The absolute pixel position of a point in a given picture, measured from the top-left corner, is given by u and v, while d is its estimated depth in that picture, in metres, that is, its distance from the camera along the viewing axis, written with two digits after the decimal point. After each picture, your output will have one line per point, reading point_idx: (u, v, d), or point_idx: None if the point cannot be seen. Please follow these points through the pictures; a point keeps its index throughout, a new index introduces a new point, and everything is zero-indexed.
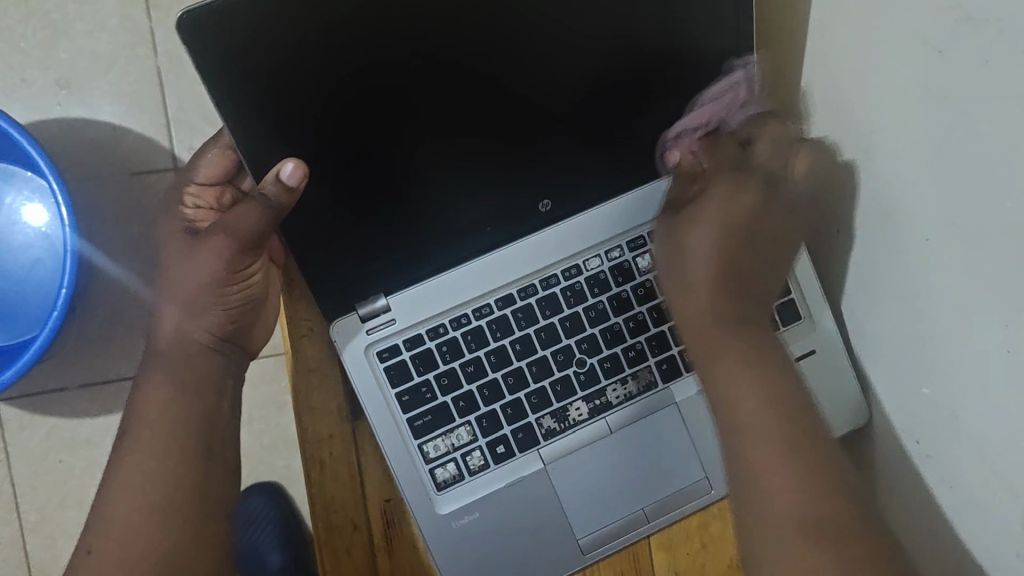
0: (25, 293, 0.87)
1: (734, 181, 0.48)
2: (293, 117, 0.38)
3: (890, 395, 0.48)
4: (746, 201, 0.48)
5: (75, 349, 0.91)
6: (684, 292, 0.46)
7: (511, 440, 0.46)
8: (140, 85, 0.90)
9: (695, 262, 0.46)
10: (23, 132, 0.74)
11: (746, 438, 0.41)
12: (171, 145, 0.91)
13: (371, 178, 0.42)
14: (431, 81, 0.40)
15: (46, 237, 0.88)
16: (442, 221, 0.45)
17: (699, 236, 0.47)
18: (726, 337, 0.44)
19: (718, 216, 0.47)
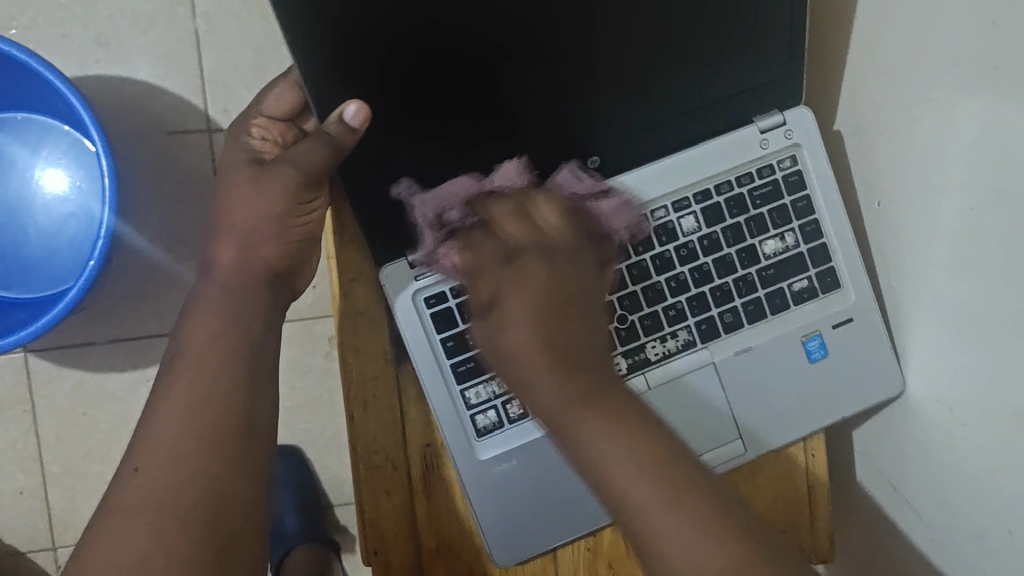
0: (59, 244, 0.89)
1: (514, 270, 0.42)
2: (352, 65, 0.39)
3: (921, 365, 0.49)
4: (536, 279, 0.42)
5: (105, 304, 0.92)
6: (529, 383, 0.40)
7: None
8: (179, 47, 0.91)
9: (525, 350, 0.40)
10: (66, 81, 0.72)
11: (639, 514, 0.36)
12: (206, 107, 0.92)
13: (423, 130, 0.42)
14: (486, 38, 0.40)
15: (80, 190, 0.89)
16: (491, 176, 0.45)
17: (515, 327, 0.41)
18: (582, 408, 0.39)
19: (518, 303, 0.41)
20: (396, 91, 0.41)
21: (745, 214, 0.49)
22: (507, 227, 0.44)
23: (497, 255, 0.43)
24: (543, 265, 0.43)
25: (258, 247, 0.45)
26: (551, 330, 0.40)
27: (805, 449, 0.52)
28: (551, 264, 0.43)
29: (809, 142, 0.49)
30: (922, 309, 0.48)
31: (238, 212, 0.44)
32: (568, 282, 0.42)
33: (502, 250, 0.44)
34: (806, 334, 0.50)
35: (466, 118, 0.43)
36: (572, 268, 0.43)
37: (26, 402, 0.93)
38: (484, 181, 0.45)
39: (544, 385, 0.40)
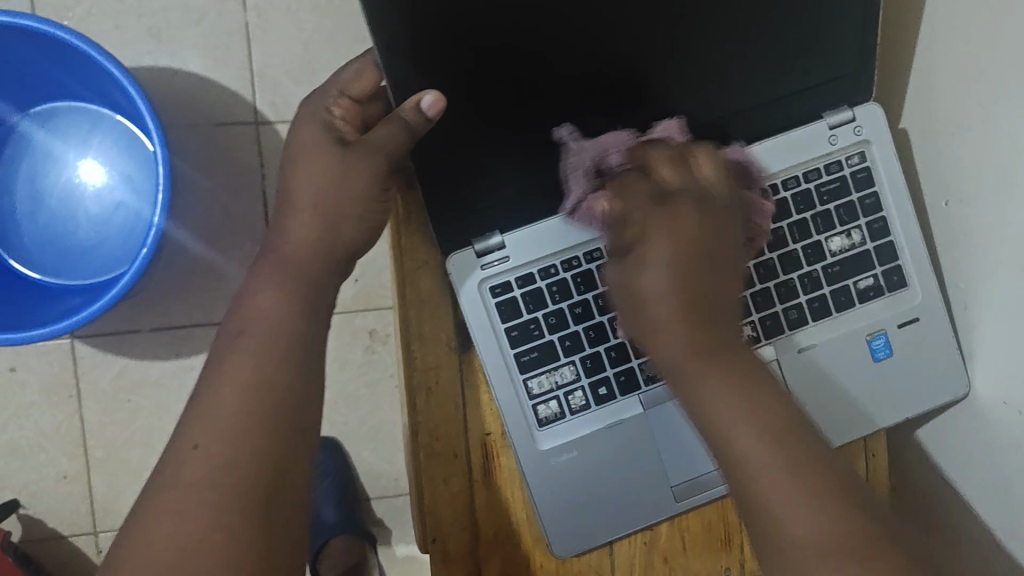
0: (108, 231, 0.90)
1: (665, 211, 0.45)
2: (424, 52, 0.39)
3: (993, 367, 0.48)
4: (688, 227, 0.44)
5: (152, 294, 0.93)
6: (660, 334, 0.43)
7: (613, 383, 0.47)
8: (230, 40, 0.92)
9: (662, 303, 0.43)
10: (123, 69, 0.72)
11: (745, 468, 0.38)
12: (254, 100, 0.92)
13: (493, 121, 0.42)
14: (557, 27, 0.40)
15: (127, 178, 0.91)
16: (557, 169, 0.45)
17: (652, 273, 0.43)
18: (704, 364, 0.41)
19: (664, 252, 0.44)
20: (471, 77, 0.40)
21: (812, 210, 0.49)
22: (665, 171, 0.45)
23: (651, 197, 0.45)
24: (694, 215, 0.44)
25: (340, 228, 0.44)
26: (688, 287, 0.43)
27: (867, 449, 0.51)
28: (703, 216, 0.44)
29: (878, 138, 0.48)
30: (991, 309, 0.48)
31: (322, 190, 0.44)
32: (715, 241, 0.44)
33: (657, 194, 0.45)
34: (871, 333, 0.49)
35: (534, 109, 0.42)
36: (720, 225, 0.45)
37: (72, 387, 0.94)
38: (643, 138, 0.45)
39: (674, 335, 0.42)
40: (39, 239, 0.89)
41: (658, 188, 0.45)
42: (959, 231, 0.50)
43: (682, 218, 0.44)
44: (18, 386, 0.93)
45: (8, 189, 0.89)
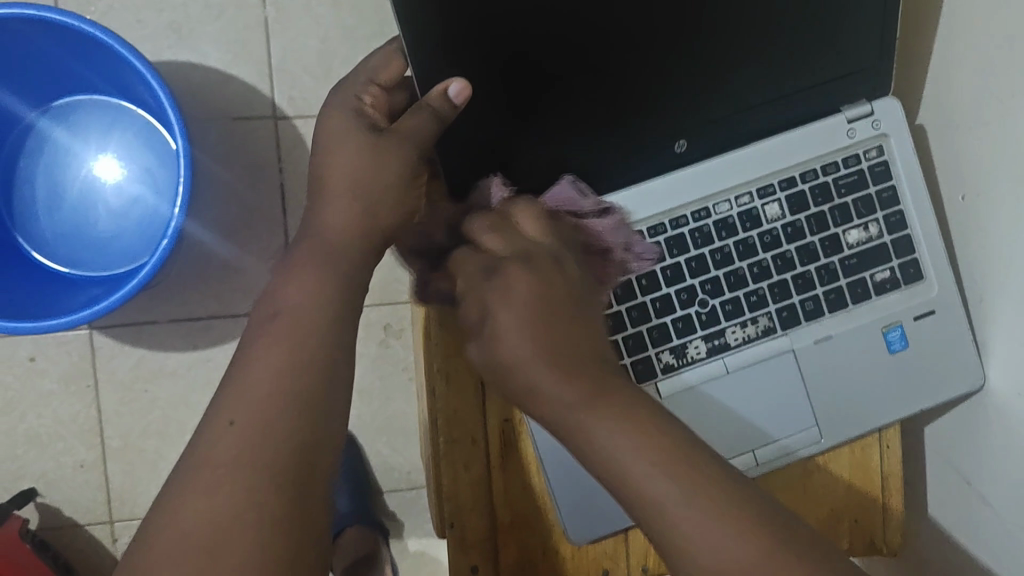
0: (127, 223, 0.91)
1: (498, 279, 0.42)
2: (451, 48, 0.39)
3: (1012, 362, 0.48)
4: (521, 290, 0.41)
5: (169, 285, 0.93)
6: (537, 394, 0.38)
7: (630, 371, 0.48)
8: (248, 34, 0.91)
9: (532, 363, 0.38)
10: (144, 61, 0.73)
11: (656, 513, 0.33)
12: (272, 94, 0.92)
13: (517, 110, 0.43)
14: (581, 20, 0.40)
15: (145, 170, 0.92)
16: (575, 157, 0.46)
17: (512, 336, 0.39)
18: (591, 410, 0.36)
19: (509, 312, 0.40)
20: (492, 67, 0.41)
21: (830, 202, 0.49)
22: (489, 241, 0.44)
23: (481, 267, 0.43)
24: (528, 272, 0.42)
25: (377, 208, 0.44)
26: (550, 342, 0.39)
27: (881, 440, 0.50)
28: (536, 269, 0.42)
29: (896, 131, 0.49)
30: (1009, 303, 0.48)
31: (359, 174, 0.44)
32: (557, 293, 0.42)
33: (487, 262, 0.43)
34: (887, 325, 0.49)
35: (558, 98, 0.43)
36: (557, 275, 0.43)
37: (89, 377, 0.94)
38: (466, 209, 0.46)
39: (555, 392, 0.37)
40: (58, 232, 0.90)
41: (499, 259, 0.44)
42: (977, 226, 0.50)
43: (518, 277, 0.41)
44: (36, 375, 0.93)
45: (28, 183, 0.90)
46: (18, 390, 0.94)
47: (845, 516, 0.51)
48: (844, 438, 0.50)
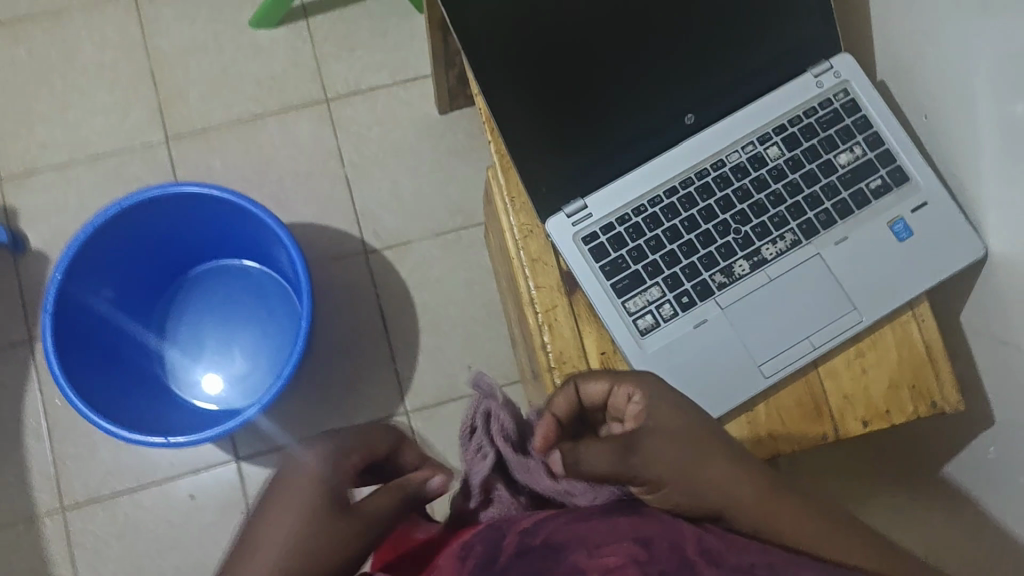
0: (258, 356, 1.10)
1: (642, 445, 0.48)
2: (501, 71, 0.56)
3: (1003, 222, 0.58)
4: (677, 430, 0.50)
5: (300, 407, 1.09)
6: (733, 500, 0.48)
7: (692, 293, 0.60)
8: (335, 191, 1.15)
9: (721, 475, 0.48)
10: (265, 211, 0.94)
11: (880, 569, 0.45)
12: (361, 234, 1.14)
13: (553, 114, 0.59)
14: (592, 44, 0.58)
15: (267, 311, 1.12)
16: (603, 148, 0.61)
17: (672, 465, 0.48)
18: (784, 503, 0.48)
19: (661, 453, 0.48)
20: (523, 73, 0.57)
21: (817, 137, 0.62)
22: (590, 449, 0.48)
23: (619, 449, 0.48)
24: (668, 427, 0.50)
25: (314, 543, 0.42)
26: (723, 456, 0.49)
27: (915, 316, 0.60)
28: (667, 415, 0.50)
29: (854, 77, 0.63)
30: (985, 180, 0.59)
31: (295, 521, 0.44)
32: (697, 424, 0.50)
33: (617, 445, 0.48)
34: (891, 220, 0.60)
35: (580, 104, 0.59)
36: (679, 415, 0.51)
37: (241, 503, 1.07)
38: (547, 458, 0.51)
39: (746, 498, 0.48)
40: (201, 377, 1.09)
41: (627, 453, 0.48)
42: (942, 128, 0.62)
43: (659, 425, 0.50)
44: (196, 508, 1.07)
45: (173, 338, 1.10)
46: (181, 526, 1.06)
47: (902, 384, 0.60)
48: (881, 317, 0.60)
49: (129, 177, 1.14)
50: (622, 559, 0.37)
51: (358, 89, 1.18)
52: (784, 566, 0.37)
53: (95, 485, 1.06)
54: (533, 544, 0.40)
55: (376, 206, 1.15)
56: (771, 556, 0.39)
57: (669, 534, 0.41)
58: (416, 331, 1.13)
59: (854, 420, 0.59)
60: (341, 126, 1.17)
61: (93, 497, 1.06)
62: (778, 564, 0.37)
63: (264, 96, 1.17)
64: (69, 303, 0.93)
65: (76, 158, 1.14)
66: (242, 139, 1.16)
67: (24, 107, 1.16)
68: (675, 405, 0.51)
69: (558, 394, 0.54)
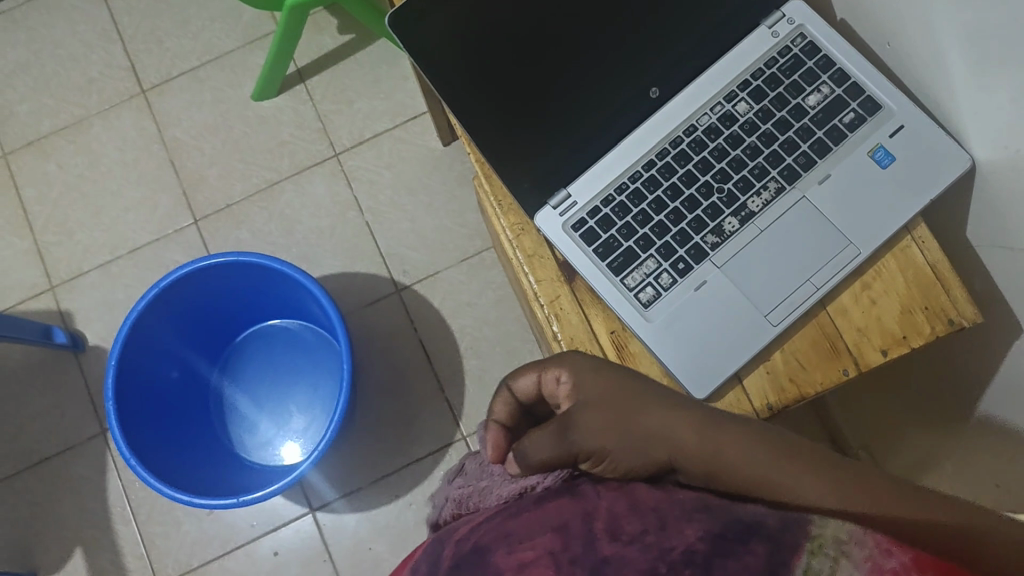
0: (313, 407, 1.14)
1: (576, 418, 0.52)
2: (462, 76, 0.57)
3: (984, 131, 0.58)
4: (608, 395, 0.52)
5: (361, 451, 1.13)
6: (672, 444, 0.48)
7: (687, 258, 0.61)
8: (359, 239, 1.19)
9: (656, 425, 0.49)
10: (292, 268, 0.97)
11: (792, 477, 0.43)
12: (390, 274, 1.18)
13: (519, 108, 0.60)
14: (547, 35, 0.59)
15: (312, 362, 1.16)
16: (575, 132, 0.63)
17: (605, 430, 0.50)
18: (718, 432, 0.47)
19: (594, 422, 0.51)
20: (484, 74, 0.58)
21: (782, 85, 0.63)
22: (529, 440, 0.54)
23: (554, 432, 0.52)
24: (599, 394, 0.53)
25: None
26: (655, 406, 0.51)
27: (914, 238, 0.60)
28: (599, 384, 0.53)
29: (808, 19, 0.63)
30: (956, 92, 0.59)
31: None
32: (629, 383, 0.53)
33: (552, 428, 0.53)
34: (871, 150, 0.61)
35: (544, 94, 0.61)
36: (610, 381, 0.53)
37: (323, 552, 1.10)
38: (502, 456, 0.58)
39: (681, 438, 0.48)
40: (262, 437, 1.13)
41: (561, 431, 0.52)
42: (903, 50, 0.62)
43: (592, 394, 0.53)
44: (282, 564, 1.10)
45: (229, 405, 1.15)
46: None
47: (914, 307, 0.59)
48: (879, 246, 0.60)
49: (166, 262, 1.20)
50: (538, 552, 0.38)
51: (363, 138, 1.22)
52: (681, 519, 0.37)
53: (185, 558, 1.11)
54: (463, 553, 0.42)
55: (400, 245, 1.19)
56: (674, 507, 0.39)
57: (586, 508, 0.41)
58: (458, 357, 1.15)
59: (872, 350, 0.59)
60: (353, 176, 1.21)
61: (185, 570, 1.10)
62: (671, 521, 0.37)
63: (277, 163, 1.22)
64: (127, 386, 0.97)
65: (116, 255, 1.21)
66: (263, 206, 1.21)
67: (62, 217, 1.23)
68: (596, 372, 0.54)
69: (495, 400, 0.61)
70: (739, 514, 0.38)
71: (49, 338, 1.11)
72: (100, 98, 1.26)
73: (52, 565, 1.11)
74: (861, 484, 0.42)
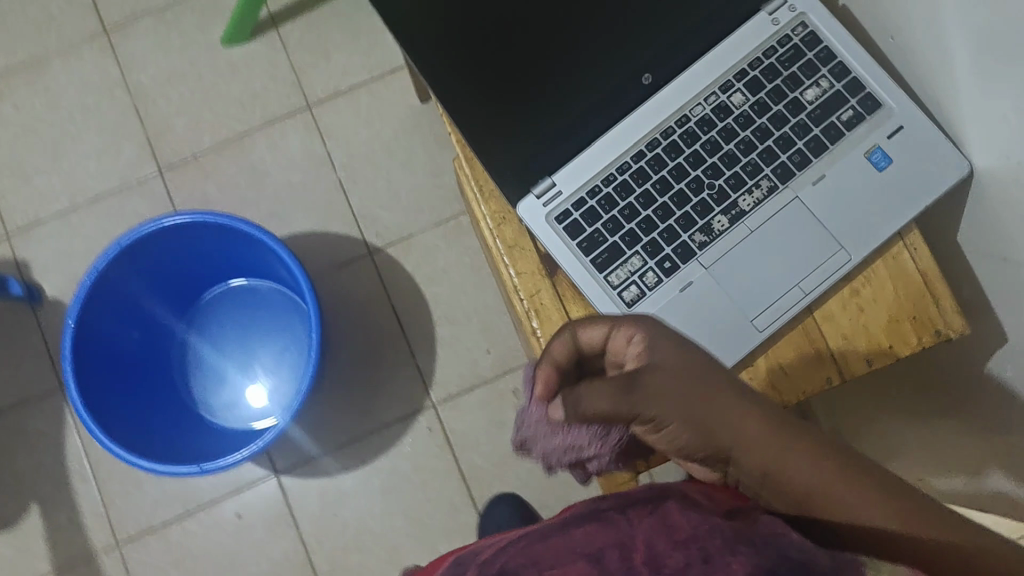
0: (280, 371, 1.11)
1: (644, 377, 0.45)
2: (438, 53, 0.54)
3: (988, 139, 0.55)
4: (681, 360, 0.46)
5: (330, 415, 1.10)
6: (741, 434, 0.44)
7: (674, 257, 0.58)
8: (331, 198, 1.15)
9: (726, 405, 0.45)
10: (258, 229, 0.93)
11: (856, 502, 0.40)
12: (363, 235, 1.14)
13: (502, 90, 0.57)
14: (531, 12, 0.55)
15: (280, 325, 1.13)
16: (562, 118, 0.60)
17: (675, 392, 0.45)
18: (786, 433, 0.43)
19: (668, 388, 0.45)
20: (464, 51, 0.55)
21: (780, 76, 0.60)
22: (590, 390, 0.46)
23: (618, 386, 0.46)
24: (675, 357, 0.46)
25: None
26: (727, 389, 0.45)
27: (906, 245, 0.59)
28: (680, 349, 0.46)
29: (811, 8, 0.60)
30: (960, 97, 0.56)
31: None
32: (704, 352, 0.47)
33: (620, 380, 0.46)
34: (868, 150, 0.58)
35: (530, 75, 0.57)
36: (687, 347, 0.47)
37: (288, 517, 1.09)
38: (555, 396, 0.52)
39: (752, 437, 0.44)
40: (228, 398, 1.10)
41: (625, 386, 0.45)
42: (911, 45, 0.59)
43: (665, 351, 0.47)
44: (245, 528, 1.08)
45: (195, 364, 1.12)
46: (234, 543, 1.08)
47: (902, 317, 0.58)
48: (870, 252, 0.58)
49: (130, 214, 1.15)
50: None
51: (338, 91, 1.17)
52: (724, 551, 0.38)
53: (144, 518, 1.09)
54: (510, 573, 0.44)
55: (374, 206, 1.15)
56: (716, 534, 0.40)
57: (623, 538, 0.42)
58: (431, 324, 1.13)
59: (857, 360, 0.58)
60: (329, 133, 1.16)
61: (146, 529, 1.08)
62: (715, 553, 0.39)
63: (247, 114, 1.17)
64: (86, 347, 0.94)
65: (76, 203, 1.16)
66: (232, 159, 1.16)
67: (18, 161, 1.17)
68: (677, 341, 0.47)
69: (555, 338, 0.52)
70: (772, 549, 0.39)
71: (5, 289, 1.07)
72: (58, 35, 1.18)
73: (8, 519, 1.09)
74: (938, 528, 0.39)
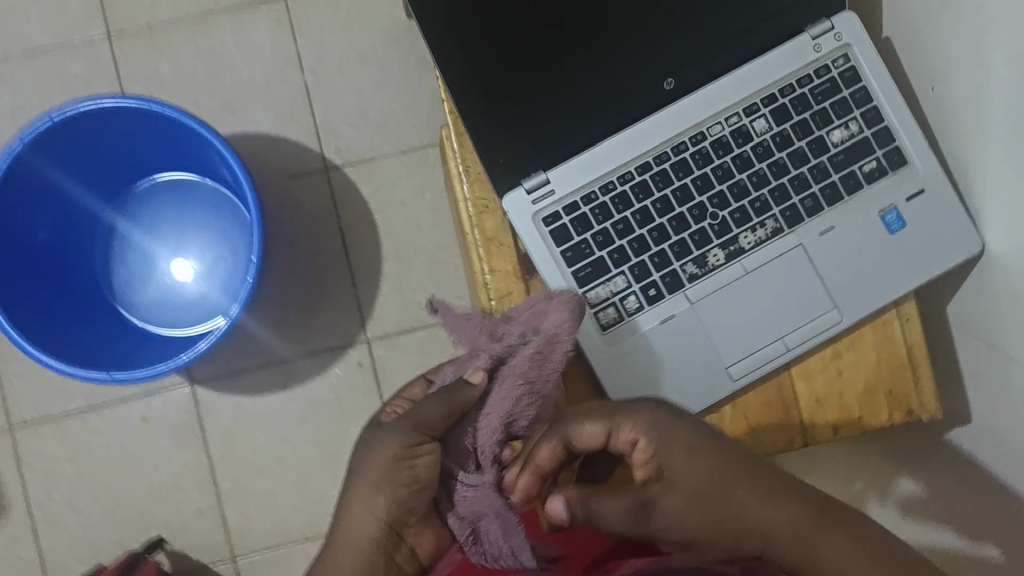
0: (210, 283, 0.99)
1: (659, 494, 0.43)
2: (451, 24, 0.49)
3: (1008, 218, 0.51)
4: (697, 469, 0.43)
5: (249, 330, 0.94)
6: (779, 547, 0.41)
7: (660, 284, 0.54)
8: (292, 104, 0.95)
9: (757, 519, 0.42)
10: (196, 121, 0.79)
11: None
12: (321, 148, 0.95)
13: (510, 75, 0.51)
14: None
15: (219, 231, 1.00)
16: (570, 113, 0.54)
17: (692, 509, 0.42)
18: (830, 539, 0.41)
19: (684, 504, 0.42)
20: (478, 26, 0.50)
21: (810, 110, 0.55)
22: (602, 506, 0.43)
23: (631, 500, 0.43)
24: (687, 465, 0.44)
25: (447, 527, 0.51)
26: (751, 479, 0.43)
27: (899, 314, 0.56)
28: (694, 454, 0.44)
29: (857, 41, 0.55)
30: (986, 169, 0.52)
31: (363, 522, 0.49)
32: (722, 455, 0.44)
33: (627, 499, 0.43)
34: (883, 209, 0.55)
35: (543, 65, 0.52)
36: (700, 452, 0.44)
37: (196, 430, 0.95)
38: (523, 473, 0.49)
39: (792, 531, 0.41)
40: (153, 299, 0.99)
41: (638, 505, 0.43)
42: (950, 102, 0.54)
43: (674, 457, 0.44)
44: (149, 435, 0.94)
45: (120, 259, 0.99)
46: (135, 447, 0.94)
47: (879, 387, 0.56)
48: (861, 319, 0.55)
49: (69, 74, 0.94)
50: None
51: None
52: None
53: (44, 403, 0.94)
54: None
55: (338, 119, 0.95)
56: None
57: None
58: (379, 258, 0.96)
59: (824, 424, 0.56)
60: (301, 29, 0.95)
61: (40, 417, 0.94)
62: None
63: None
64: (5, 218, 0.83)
65: (11, 55, 0.94)
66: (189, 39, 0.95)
67: None
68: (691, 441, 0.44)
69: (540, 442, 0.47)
70: None
71: None
72: None
73: None
74: None
